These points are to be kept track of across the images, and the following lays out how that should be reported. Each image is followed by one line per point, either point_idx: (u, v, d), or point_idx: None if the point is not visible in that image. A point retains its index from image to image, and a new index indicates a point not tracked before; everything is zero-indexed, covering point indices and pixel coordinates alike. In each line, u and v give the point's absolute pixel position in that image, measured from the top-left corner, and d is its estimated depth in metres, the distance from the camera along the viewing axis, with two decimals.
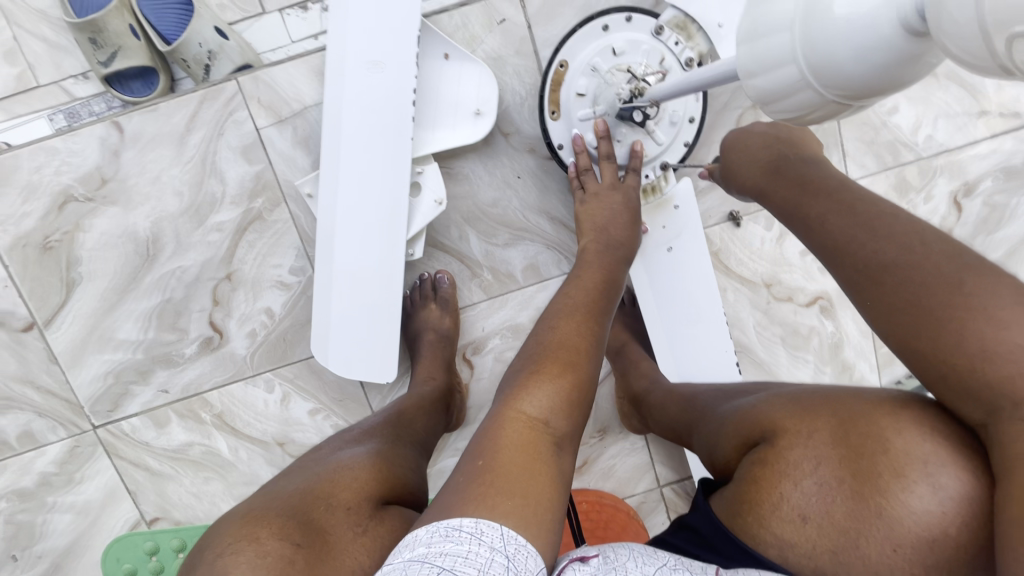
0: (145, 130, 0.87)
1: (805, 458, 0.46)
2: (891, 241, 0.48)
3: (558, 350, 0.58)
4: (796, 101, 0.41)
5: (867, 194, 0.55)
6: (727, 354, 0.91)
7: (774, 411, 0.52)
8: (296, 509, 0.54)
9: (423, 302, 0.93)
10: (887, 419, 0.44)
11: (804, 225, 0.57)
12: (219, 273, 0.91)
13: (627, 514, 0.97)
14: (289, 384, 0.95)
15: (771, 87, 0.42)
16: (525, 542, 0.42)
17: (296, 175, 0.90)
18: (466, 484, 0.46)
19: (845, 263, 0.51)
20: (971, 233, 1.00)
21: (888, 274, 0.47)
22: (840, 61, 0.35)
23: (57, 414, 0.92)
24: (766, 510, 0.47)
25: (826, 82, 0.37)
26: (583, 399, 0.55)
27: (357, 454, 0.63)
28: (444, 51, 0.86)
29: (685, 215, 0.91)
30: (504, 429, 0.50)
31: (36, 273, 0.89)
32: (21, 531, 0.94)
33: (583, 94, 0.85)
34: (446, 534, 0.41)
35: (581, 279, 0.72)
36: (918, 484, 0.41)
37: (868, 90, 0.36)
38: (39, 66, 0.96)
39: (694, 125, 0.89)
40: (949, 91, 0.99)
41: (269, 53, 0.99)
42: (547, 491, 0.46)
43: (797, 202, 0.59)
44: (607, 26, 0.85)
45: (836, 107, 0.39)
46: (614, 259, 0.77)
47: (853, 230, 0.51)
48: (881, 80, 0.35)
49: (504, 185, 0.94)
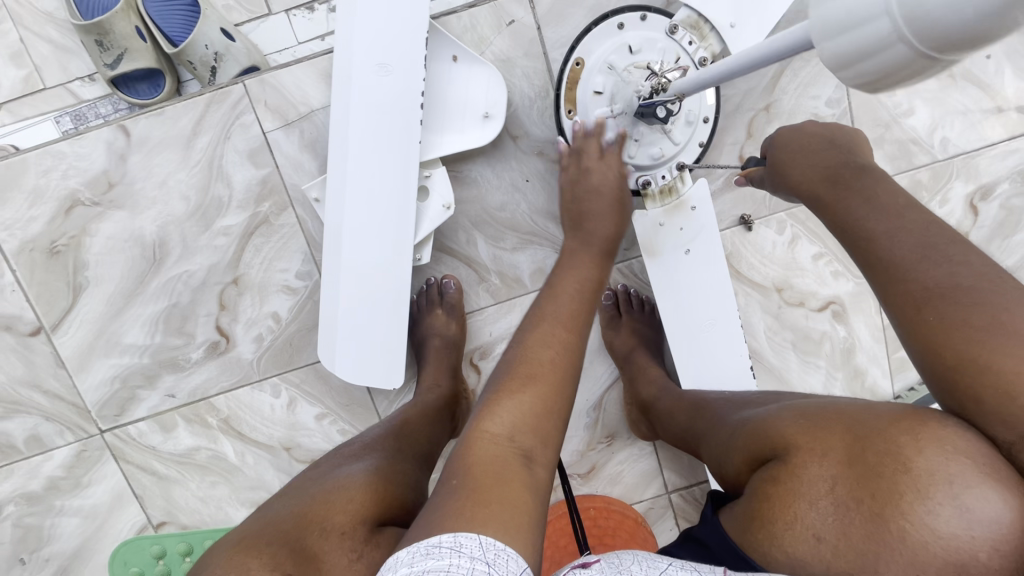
0: (151, 134, 0.86)
1: (820, 477, 0.45)
2: (935, 265, 0.47)
3: (523, 365, 0.57)
4: (879, 61, 0.35)
5: (903, 207, 0.52)
6: (742, 360, 0.88)
7: (787, 426, 0.51)
8: (289, 537, 0.58)
9: (429, 308, 0.92)
10: (905, 436, 0.43)
11: (853, 244, 0.54)
12: (226, 277, 0.90)
13: (635, 521, 0.98)
14: (296, 389, 0.94)
15: (848, 46, 0.36)
16: (505, 546, 0.42)
17: (302, 179, 0.89)
18: (449, 500, 0.46)
19: (887, 283, 0.49)
20: (986, 236, 0.98)
21: (950, 300, 0.45)
22: (934, 8, 0.30)
23: (65, 418, 0.92)
24: (779, 529, 0.46)
25: (918, 33, 0.32)
26: (554, 406, 0.55)
27: (353, 471, 0.66)
28: (453, 54, 0.85)
29: (703, 216, 0.88)
30: (471, 449, 0.51)
31: (43, 278, 0.88)
32: (30, 533, 0.94)
33: (599, 92, 0.84)
34: (427, 553, 0.41)
35: (557, 285, 0.67)
36: (943, 506, 0.40)
37: (961, 41, 0.30)
38: (46, 69, 0.96)
39: (709, 125, 0.88)
40: (966, 92, 0.97)
41: (276, 55, 0.98)
42: (526, 502, 0.47)
43: (846, 217, 0.56)
44: (622, 24, 0.85)
45: (924, 65, 0.34)
46: (595, 256, 0.71)
47: (910, 252, 0.48)
48: (977, 25, 0.29)
49: (512, 188, 0.93)
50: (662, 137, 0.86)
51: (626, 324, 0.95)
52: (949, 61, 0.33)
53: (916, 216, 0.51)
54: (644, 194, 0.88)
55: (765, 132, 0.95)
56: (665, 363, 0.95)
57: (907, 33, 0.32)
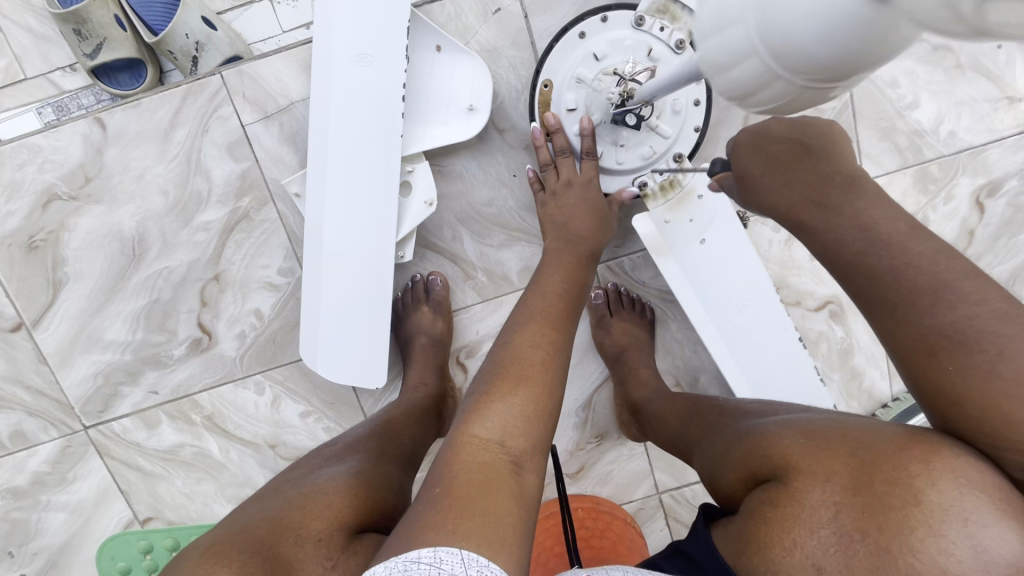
0: (128, 127, 0.85)
1: (822, 504, 0.43)
2: (957, 310, 0.42)
3: (513, 364, 0.56)
4: (764, 96, 0.34)
5: (904, 236, 0.46)
6: (788, 331, 0.85)
7: (787, 444, 0.49)
8: (259, 543, 0.52)
9: (415, 305, 0.91)
10: (917, 465, 0.41)
11: (855, 280, 0.48)
12: (207, 273, 0.89)
13: (625, 521, 0.93)
14: (280, 386, 0.93)
15: (737, 84, 0.34)
16: (488, 562, 0.38)
17: (283, 174, 0.88)
18: (431, 509, 0.42)
19: (902, 331, 0.44)
20: (993, 235, 0.95)
21: (975, 349, 0.41)
22: (806, 46, 0.28)
23: (48, 413, 0.92)
24: (776, 555, 0.44)
25: (798, 70, 0.30)
26: (546, 412, 0.53)
27: (335, 475, 0.61)
28: (436, 43, 0.82)
29: (711, 202, 0.85)
30: (457, 454, 0.47)
31: (22, 273, 0.88)
32: (17, 528, 0.93)
33: (573, 109, 0.82)
34: (405, 568, 0.37)
35: (542, 285, 0.69)
36: (957, 545, 0.38)
37: (842, 68, 0.29)
38: (26, 59, 0.91)
39: (700, 108, 0.84)
40: (975, 84, 0.93)
41: (260, 44, 0.95)
42: (515, 513, 0.43)
43: (843, 249, 0.49)
44: (583, 32, 0.81)
45: (814, 90, 0.32)
46: (577, 258, 0.76)
47: (925, 291, 0.43)
48: (848, 59, 0.28)
49: (499, 183, 0.90)
50: (650, 134, 0.83)
51: (616, 323, 0.92)
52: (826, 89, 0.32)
53: (924, 247, 0.45)
54: (644, 195, 0.85)
55: None
56: (655, 364, 0.93)
57: (780, 68, 0.31)
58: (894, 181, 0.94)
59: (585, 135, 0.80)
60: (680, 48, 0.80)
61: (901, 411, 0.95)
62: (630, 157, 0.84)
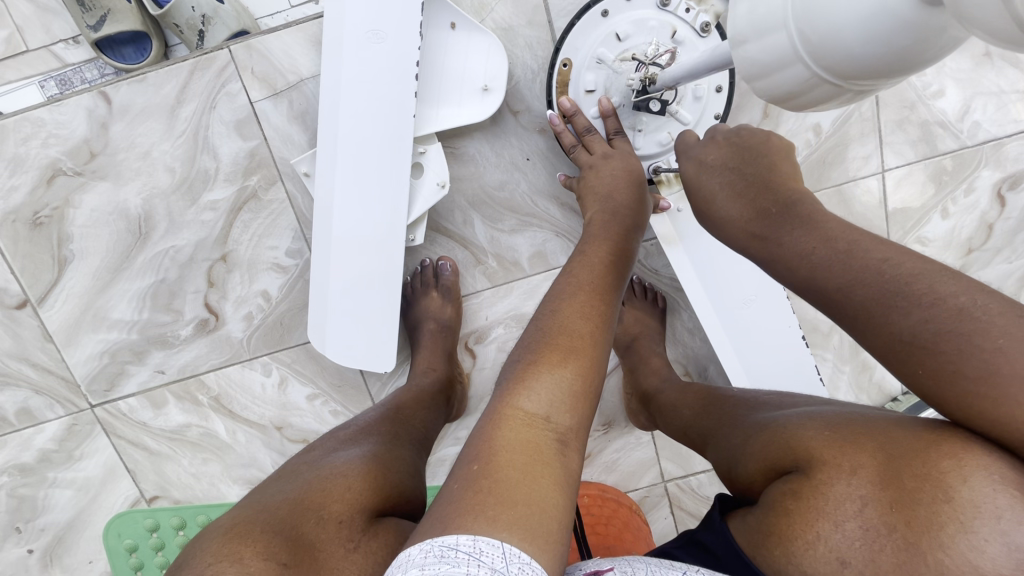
0: (134, 102, 0.84)
1: (849, 497, 0.43)
2: (907, 311, 0.42)
3: (559, 335, 0.53)
4: (815, 95, 0.41)
5: (842, 256, 0.48)
6: (790, 329, 0.84)
7: (813, 437, 0.48)
8: (283, 523, 0.51)
9: (424, 290, 0.90)
10: (949, 461, 0.40)
11: (813, 301, 0.50)
12: (214, 254, 0.88)
13: (631, 509, 0.90)
14: (287, 368, 0.93)
15: (787, 84, 0.42)
16: (530, 559, 0.38)
17: (292, 153, 0.86)
18: (461, 493, 0.41)
19: (872, 338, 0.45)
20: (1011, 229, 0.93)
21: (935, 351, 0.41)
22: (854, 49, 0.35)
23: (55, 391, 0.91)
24: (798, 547, 0.44)
25: (828, 68, 0.38)
26: (589, 392, 0.50)
27: (350, 458, 0.60)
28: (451, 20, 0.79)
29: None
30: (500, 430, 0.45)
31: (28, 250, 0.87)
32: (23, 504, 0.93)
33: (592, 91, 0.80)
34: (442, 555, 0.36)
35: (586, 255, 0.65)
36: (990, 542, 0.36)
37: (876, 72, 0.36)
38: (29, 30, 0.88)
39: (722, 94, 0.82)
40: (1001, 74, 0.91)
41: (268, 19, 0.91)
42: (556, 502, 0.42)
43: (794, 277, 0.52)
44: (606, 10, 0.78)
45: (832, 88, 0.39)
46: (623, 230, 0.70)
47: (875, 304, 0.44)
48: (878, 68, 0.35)
49: (512, 167, 0.89)
50: (670, 120, 0.81)
51: (628, 311, 0.92)
52: (869, 87, 0.39)
53: (869, 257, 0.47)
54: (658, 180, 0.84)
55: (782, 112, 0.90)
56: (666, 352, 0.93)
57: (824, 72, 0.38)
58: (913, 173, 0.92)
59: (604, 117, 0.79)
60: (706, 31, 0.78)
61: (911, 405, 0.95)
62: (649, 144, 0.82)
